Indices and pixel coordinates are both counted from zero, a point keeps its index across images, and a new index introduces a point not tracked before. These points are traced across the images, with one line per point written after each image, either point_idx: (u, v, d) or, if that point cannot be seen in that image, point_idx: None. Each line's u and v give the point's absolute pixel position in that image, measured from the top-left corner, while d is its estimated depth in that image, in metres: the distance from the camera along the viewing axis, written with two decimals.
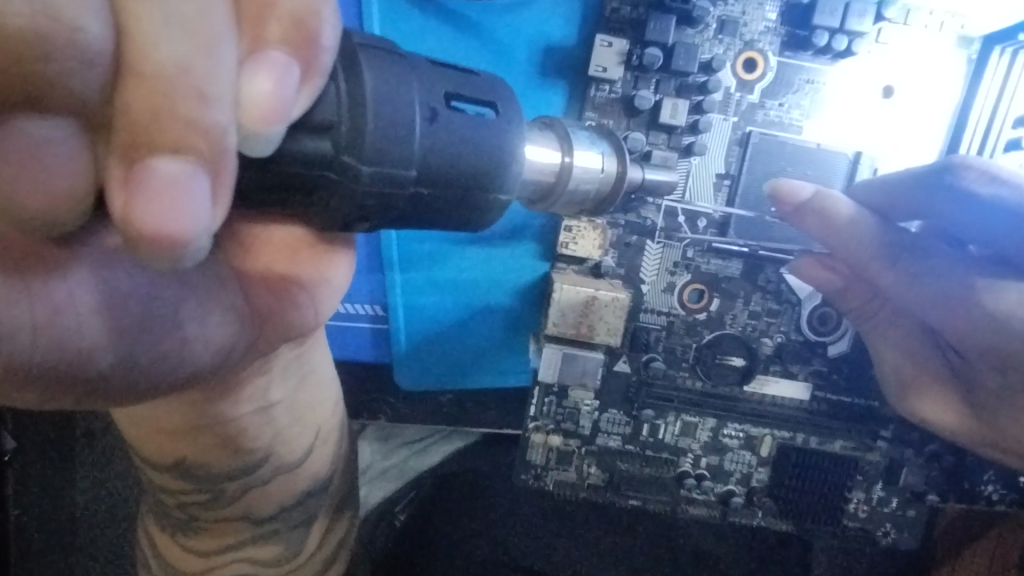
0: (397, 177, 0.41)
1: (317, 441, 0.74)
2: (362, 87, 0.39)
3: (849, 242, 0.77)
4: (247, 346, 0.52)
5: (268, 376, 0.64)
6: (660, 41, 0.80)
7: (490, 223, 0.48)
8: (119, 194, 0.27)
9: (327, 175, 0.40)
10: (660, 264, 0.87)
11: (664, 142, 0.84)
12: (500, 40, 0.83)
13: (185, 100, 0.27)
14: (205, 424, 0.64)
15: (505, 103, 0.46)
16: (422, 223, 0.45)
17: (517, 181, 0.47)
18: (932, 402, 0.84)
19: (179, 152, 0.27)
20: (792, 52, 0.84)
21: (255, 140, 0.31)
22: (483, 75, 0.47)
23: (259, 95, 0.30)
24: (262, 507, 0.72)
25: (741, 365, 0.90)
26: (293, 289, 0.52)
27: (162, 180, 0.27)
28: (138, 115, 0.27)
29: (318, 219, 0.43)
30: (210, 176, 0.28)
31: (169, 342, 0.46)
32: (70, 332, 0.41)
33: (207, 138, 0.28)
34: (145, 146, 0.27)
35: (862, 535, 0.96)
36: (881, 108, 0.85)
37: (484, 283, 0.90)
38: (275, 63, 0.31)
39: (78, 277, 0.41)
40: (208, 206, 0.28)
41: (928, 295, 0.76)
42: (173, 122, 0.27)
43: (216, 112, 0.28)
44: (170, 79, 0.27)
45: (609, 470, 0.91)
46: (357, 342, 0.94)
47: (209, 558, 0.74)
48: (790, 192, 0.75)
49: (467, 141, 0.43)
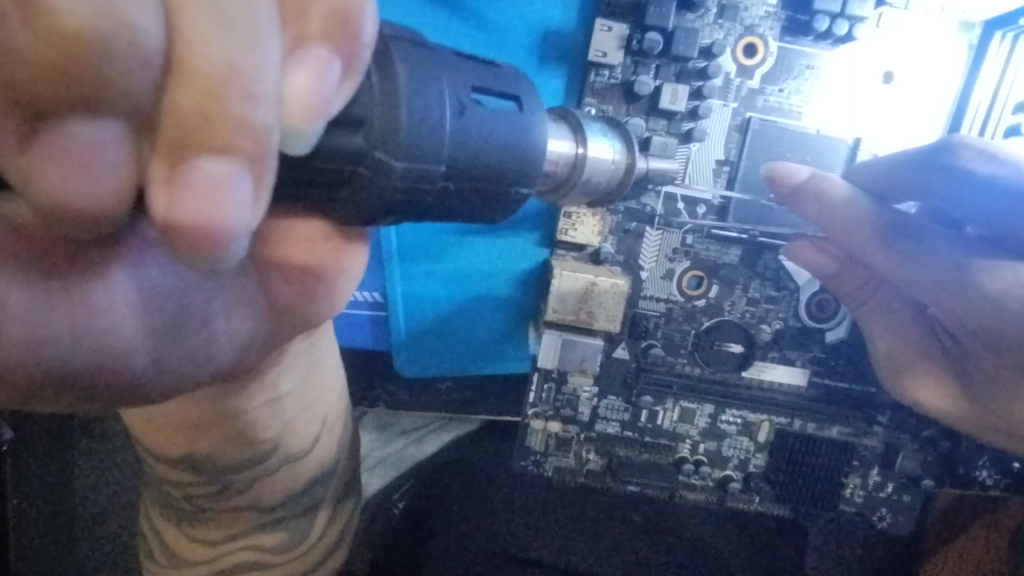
0: (426, 173, 0.41)
1: (324, 428, 0.74)
2: (396, 83, 0.38)
3: (842, 223, 0.76)
4: (265, 340, 0.51)
5: (279, 368, 0.63)
6: (660, 26, 0.80)
7: (507, 215, 0.48)
8: (161, 195, 0.26)
9: (359, 169, 0.39)
10: (659, 250, 0.87)
11: (663, 127, 0.84)
12: (502, 25, 0.82)
13: (234, 100, 0.26)
14: (217, 419, 0.63)
15: (528, 95, 0.46)
16: (444, 215, 0.45)
17: (538, 176, 0.47)
18: (928, 386, 0.83)
19: (226, 153, 0.26)
20: (792, 37, 0.83)
21: (294, 137, 0.31)
22: (503, 66, 0.46)
23: (300, 92, 0.30)
24: (268, 496, 0.73)
25: (740, 352, 0.91)
26: (311, 281, 0.50)
27: (207, 181, 0.26)
28: (187, 116, 0.26)
29: (344, 214, 0.42)
30: (254, 176, 0.27)
31: (198, 339, 0.45)
32: (107, 332, 0.40)
33: (253, 137, 0.27)
34: (192, 147, 0.26)
35: (858, 518, 0.98)
36: (881, 93, 0.85)
37: (488, 273, 0.90)
38: (316, 58, 0.30)
39: (118, 280, 0.39)
40: (250, 206, 0.28)
41: (922, 277, 0.74)
42: (221, 122, 0.26)
43: (264, 112, 0.27)
44: (219, 78, 0.26)
45: (607, 455, 0.92)
46: (359, 330, 0.93)
47: (216, 546, 0.75)
48: (786, 174, 0.75)
49: (492, 134, 0.43)
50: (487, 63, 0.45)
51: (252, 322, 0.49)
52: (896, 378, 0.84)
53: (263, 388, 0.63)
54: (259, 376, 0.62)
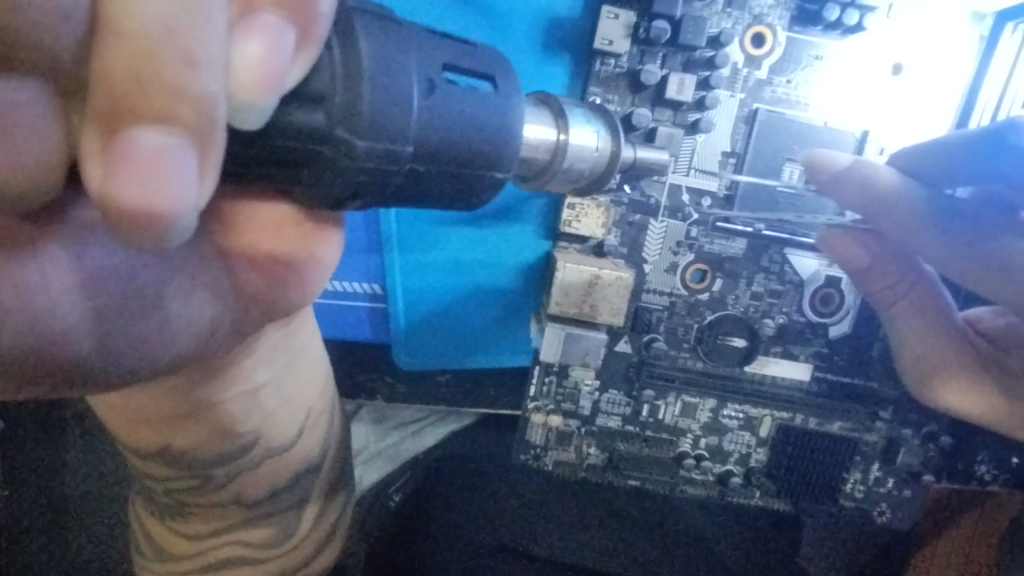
0: (393, 152, 0.39)
1: (308, 422, 0.73)
2: (358, 56, 0.37)
3: (890, 210, 0.71)
4: (235, 326, 0.50)
5: (254, 359, 0.61)
6: (667, 14, 0.78)
7: (485, 201, 0.47)
8: (97, 168, 0.25)
9: (317, 150, 0.38)
10: (663, 242, 0.86)
11: (669, 118, 0.82)
12: (501, 11, 0.80)
13: (171, 65, 0.25)
14: (190, 412, 0.62)
15: (503, 76, 0.44)
16: (420, 201, 0.44)
17: (514, 161, 0.46)
18: (957, 392, 0.84)
19: (164, 122, 0.25)
20: (801, 27, 0.82)
21: (246, 112, 0.29)
22: (479, 45, 0.44)
23: (251, 62, 0.28)
24: (251, 490, 0.71)
25: (744, 346, 0.90)
26: (282, 270, 0.48)
27: (144, 154, 0.25)
28: (119, 79, 0.24)
29: (308, 194, 0.41)
30: (196, 149, 0.26)
31: (150, 323, 0.44)
32: (46, 310, 0.39)
33: (195, 107, 0.26)
34: (126, 115, 0.25)
35: (858, 513, 0.97)
36: (890, 85, 0.84)
37: (476, 263, 0.88)
38: (268, 26, 0.28)
39: (52, 257, 0.38)
40: (196, 181, 0.26)
41: (971, 258, 0.70)
42: (157, 89, 0.25)
43: (205, 79, 0.26)
44: (154, 40, 0.24)
45: (609, 450, 0.91)
46: (353, 322, 0.91)
47: (198, 541, 0.74)
48: (828, 161, 0.73)
49: (461, 112, 0.41)
50: (466, 43, 0.44)
51: (215, 309, 0.48)
52: (925, 384, 0.85)
53: (240, 379, 0.61)
54: (234, 367, 0.60)
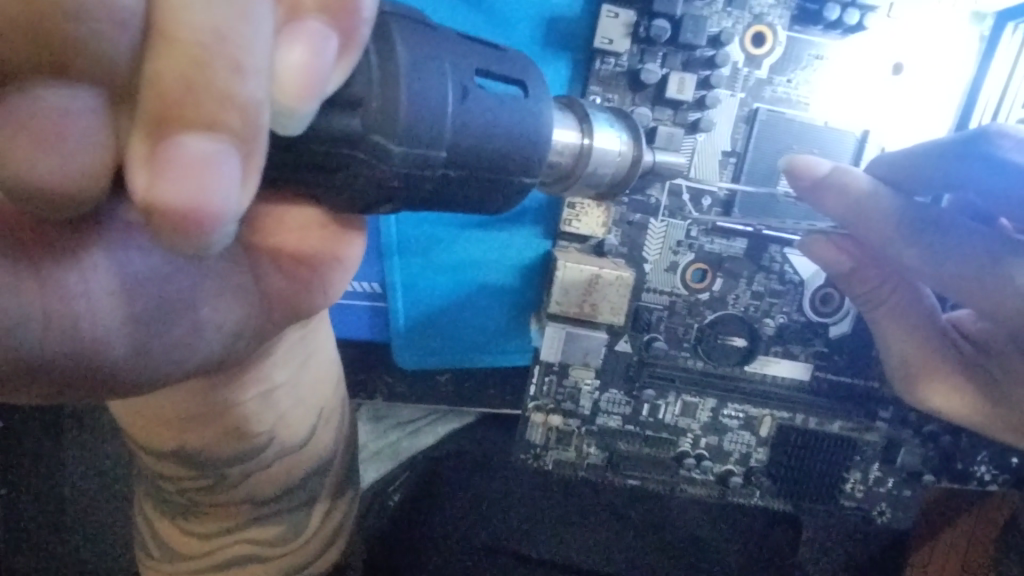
0: (428, 158, 0.39)
1: (320, 420, 0.73)
2: (396, 61, 0.37)
3: (867, 217, 0.69)
4: (256, 329, 0.50)
5: (268, 360, 0.62)
6: (668, 13, 0.78)
7: (509, 206, 0.47)
8: (142, 174, 0.25)
9: (354, 154, 0.38)
10: (663, 242, 0.86)
11: (669, 117, 0.82)
12: (503, 10, 0.80)
13: (221, 72, 0.25)
14: (203, 412, 0.62)
15: (533, 80, 0.44)
16: (446, 206, 0.44)
17: (541, 166, 0.45)
18: (942, 393, 0.82)
19: (211, 129, 0.25)
20: (801, 27, 0.82)
21: (287, 117, 0.29)
22: (512, 49, 0.44)
23: (295, 69, 0.28)
24: (262, 490, 0.71)
25: (743, 345, 0.90)
26: (303, 270, 0.49)
27: (190, 159, 0.25)
28: (169, 85, 0.24)
29: (340, 198, 0.41)
30: (241, 156, 0.26)
31: (183, 328, 0.44)
32: (83, 317, 0.38)
33: (241, 113, 0.25)
34: (175, 121, 0.25)
35: (857, 513, 0.97)
36: (889, 85, 0.84)
37: (491, 264, 0.88)
38: (311, 32, 0.28)
39: (95, 264, 0.38)
40: (238, 188, 0.26)
41: (952, 272, 0.67)
42: (206, 95, 0.25)
43: (253, 85, 0.25)
44: (205, 47, 0.24)
45: (608, 449, 0.91)
46: (356, 321, 0.92)
47: (209, 541, 0.73)
48: (806, 167, 0.71)
49: (495, 120, 0.41)
50: (496, 47, 0.44)
51: (241, 311, 0.48)
52: (908, 383, 0.83)
53: (254, 381, 0.61)
54: (249, 367, 0.60)
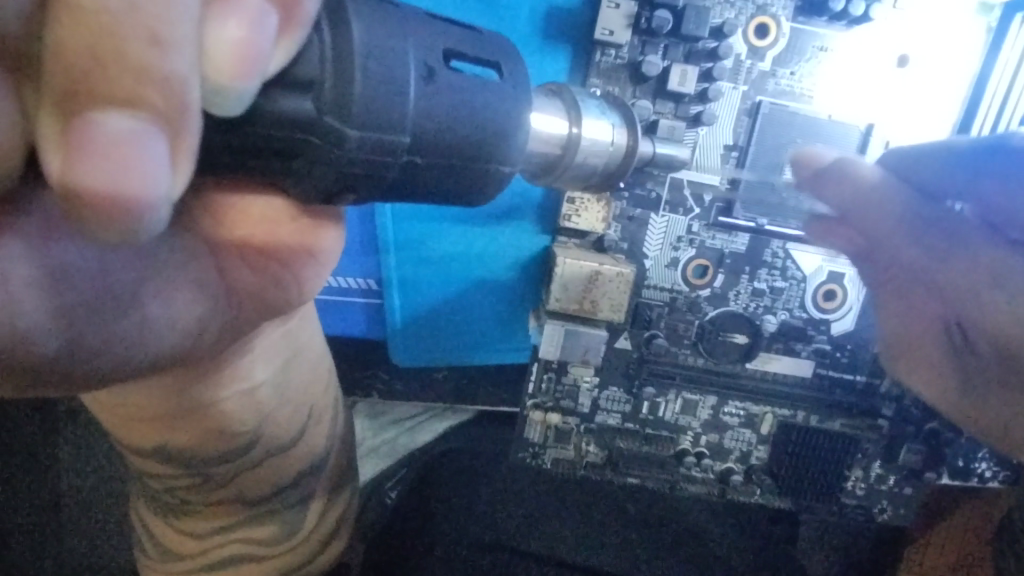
0: (390, 143, 0.37)
1: (311, 420, 0.71)
2: (350, 41, 0.35)
3: (870, 208, 0.63)
4: (225, 324, 0.49)
5: (249, 357, 0.60)
6: (670, 3, 0.76)
7: (490, 196, 0.45)
8: (57, 156, 0.24)
9: (308, 139, 0.36)
10: (665, 237, 0.84)
11: (671, 110, 0.81)
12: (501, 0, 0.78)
13: (136, 44, 0.23)
14: (181, 411, 0.60)
15: (509, 64, 0.43)
16: (416, 196, 0.42)
17: (519, 154, 0.44)
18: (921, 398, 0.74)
19: (129, 107, 0.24)
20: (805, 17, 0.80)
21: (224, 97, 0.28)
22: (486, 33, 0.43)
23: (228, 46, 0.26)
24: (254, 488, 0.70)
25: (745, 343, 0.89)
26: (273, 265, 0.48)
27: (107, 139, 0.24)
28: (76, 57, 0.23)
29: (297, 187, 0.40)
30: (168, 136, 0.25)
31: (127, 324, 0.42)
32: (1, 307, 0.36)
33: (163, 89, 0.24)
34: (86, 97, 0.23)
35: (859, 511, 0.97)
36: (894, 77, 0.83)
37: (485, 256, 0.87)
38: (247, 7, 0.27)
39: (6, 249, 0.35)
40: (167, 168, 0.26)
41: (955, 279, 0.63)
42: (121, 70, 0.23)
43: (174, 59, 0.24)
44: (113, 15, 0.23)
45: (608, 447, 0.91)
46: (348, 317, 0.90)
47: (202, 540, 0.72)
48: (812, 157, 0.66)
49: (465, 102, 0.40)
50: (470, 29, 0.43)
51: (200, 308, 0.46)
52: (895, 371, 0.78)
53: (236, 379, 0.60)
54: (224, 366, 0.58)
